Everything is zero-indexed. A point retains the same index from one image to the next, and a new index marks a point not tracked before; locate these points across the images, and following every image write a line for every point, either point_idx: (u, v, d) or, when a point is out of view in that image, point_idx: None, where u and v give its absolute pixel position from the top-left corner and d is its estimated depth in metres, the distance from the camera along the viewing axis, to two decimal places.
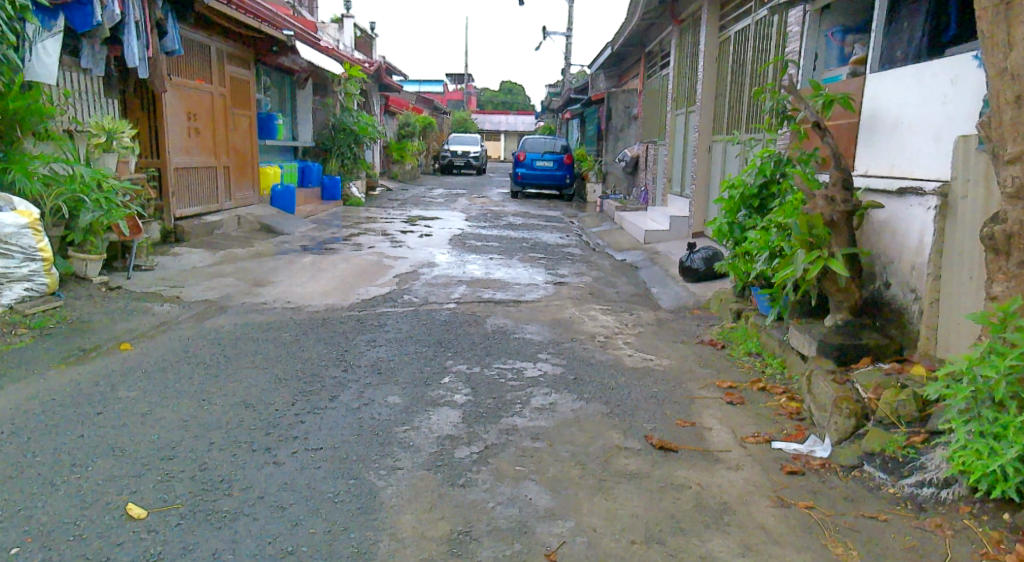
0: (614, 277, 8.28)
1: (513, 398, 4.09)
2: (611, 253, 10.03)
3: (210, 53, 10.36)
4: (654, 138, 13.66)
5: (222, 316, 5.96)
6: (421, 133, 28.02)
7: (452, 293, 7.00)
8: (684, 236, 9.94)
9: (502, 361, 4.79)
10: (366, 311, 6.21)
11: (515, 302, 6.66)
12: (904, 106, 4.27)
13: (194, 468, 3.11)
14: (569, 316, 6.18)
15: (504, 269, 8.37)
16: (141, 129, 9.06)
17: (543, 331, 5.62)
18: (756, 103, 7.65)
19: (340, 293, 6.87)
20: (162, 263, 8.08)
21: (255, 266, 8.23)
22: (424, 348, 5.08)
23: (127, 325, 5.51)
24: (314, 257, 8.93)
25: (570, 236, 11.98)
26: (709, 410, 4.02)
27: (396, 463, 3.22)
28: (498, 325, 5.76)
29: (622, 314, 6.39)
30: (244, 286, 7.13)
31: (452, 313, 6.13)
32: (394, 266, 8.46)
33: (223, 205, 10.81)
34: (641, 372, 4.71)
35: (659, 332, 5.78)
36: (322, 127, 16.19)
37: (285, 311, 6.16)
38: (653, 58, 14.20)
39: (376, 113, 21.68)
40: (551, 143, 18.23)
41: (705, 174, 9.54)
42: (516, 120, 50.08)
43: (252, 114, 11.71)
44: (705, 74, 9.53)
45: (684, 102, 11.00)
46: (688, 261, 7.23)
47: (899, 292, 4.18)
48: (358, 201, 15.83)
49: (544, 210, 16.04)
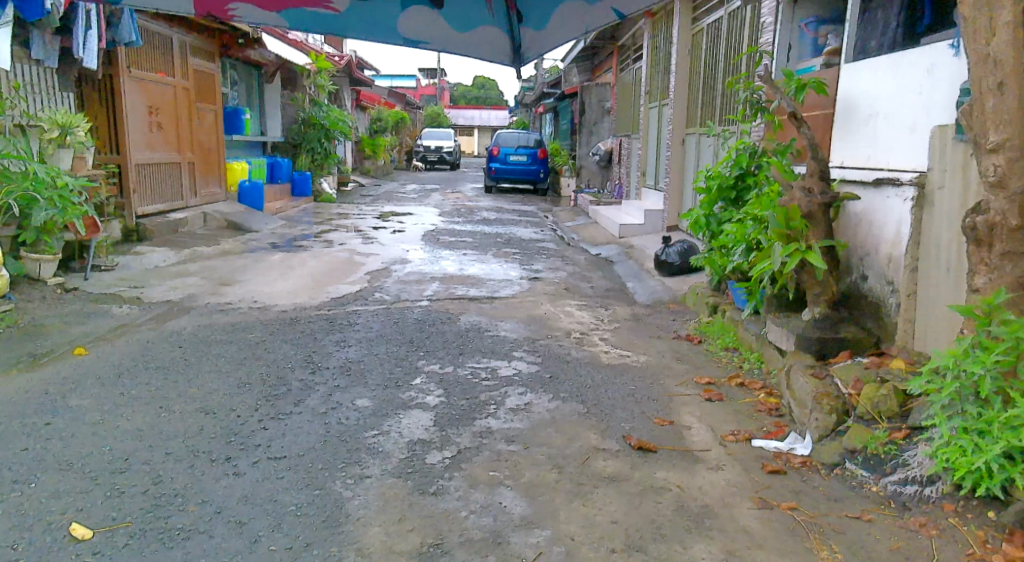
0: (589, 271, 8.18)
1: (487, 399, 3.96)
2: (586, 247, 9.95)
3: (172, 45, 10.09)
4: (627, 132, 13.62)
5: (183, 318, 5.86)
6: (393, 128, 27.86)
7: (426, 290, 6.87)
8: (660, 228, 9.97)
9: (476, 360, 4.67)
10: (336, 309, 6.05)
11: (489, 298, 6.56)
12: (880, 96, 4.19)
13: (147, 482, 2.97)
14: (543, 312, 6.09)
15: (477, 264, 8.26)
16: (100, 124, 8.91)
17: (519, 328, 5.49)
18: (728, 95, 7.60)
19: (309, 292, 6.69)
20: (123, 263, 7.92)
21: (221, 264, 8.06)
22: (395, 347, 4.93)
23: (84, 328, 5.45)
24: (282, 255, 8.73)
25: (544, 230, 11.90)
26: (687, 408, 3.93)
27: (364, 471, 3.08)
28: (473, 322, 5.64)
29: (598, 309, 6.29)
30: (209, 286, 6.96)
31: (424, 311, 6.01)
32: (365, 263, 8.29)
33: (188, 202, 10.56)
34: (618, 369, 4.61)
35: (635, 327, 5.70)
36: (291, 122, 15.97)
37: (251, 312, 6.00)
38: (627, 51, 14.13)
39: (347, 108, 21.45)
40: (525, 137, 18.10)
41: (679, 167, 9.49)
42: (489, 115, 49.94)
43: (217, 110, 11.47)
44: (678, 67, 9.43)
45: (658, 95, 10.90)
46: (663, 254, 7.15)
47: (876, 285, 4.12)
48: (330, 196, 15.65)
49: (518, 205, 15.93)
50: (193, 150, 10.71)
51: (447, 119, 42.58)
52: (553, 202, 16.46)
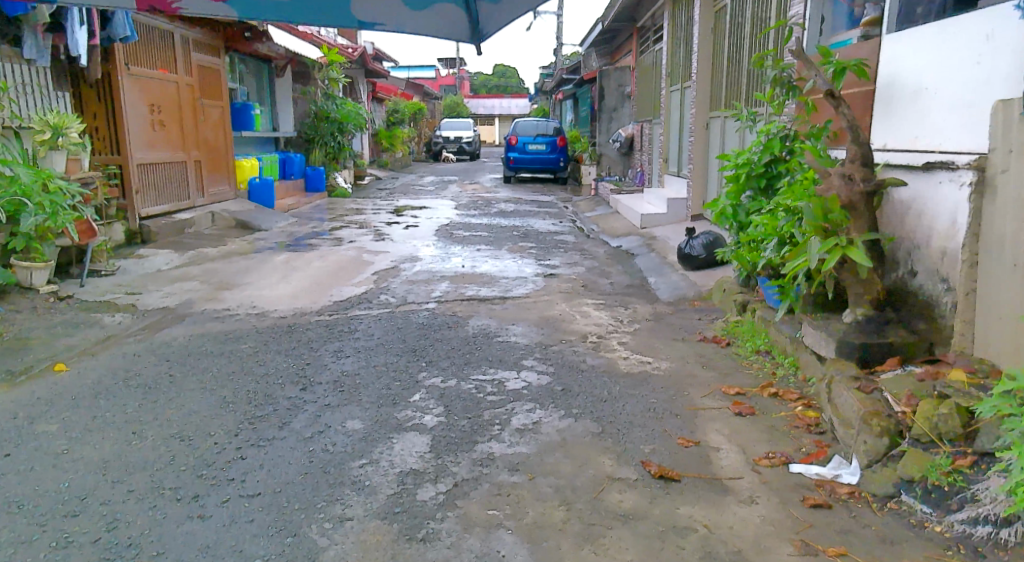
0: (608, 266, 7.75)
1: (491, 418, 3.57)
2: (606, 239, 9.52)
3: (173, 40, 9.80)
4: (648, 117, 13.13)
5: (176, 327, 5.57)
6: (411, 119, 27.55)
7: (434, 291, 6.49)
8: (683, 218, 9.52)
9: (482, 372, 4.28)
10: (338, 314, 5.69)
11: (500, 299, 6.18)
12: (928, 69, 3.71)
13: (100, 528, 2.71)
14: (558, 313, 5.69)
15: (490, 261, 7.88)
16: (99, 124, 8.63)
17: (530, 332, 5.10)
18: (755, 74, 7.11)
19: (311, 295, 6.36)
20: (124, 267, 7.69)
21: (224, 267, 7.78)
22: (395, 357, 4.56)
23: (70, 341, 5.19)
24: (289, 255, 8.41)
25: (563, 221, 11.47)
26: (713, 425, 3.50)
27: (345, 512, 2.74)
28: (481, 326, 5.26)
29: (616, 308, 5.87)
30: (207, 290, 6.66)
31: (430, 314, 5.63)
32: (373, 262, 7.95)
33: (195, 201, 10.30)
34: (637, 379, 4.19)
35: (656, 328, 5.28)
36: (303, 117, 15.69)
37: (249, 319, 5.68)
38: (647, 32, 13.62)
39: (363, 100, 21.17)
40: (544, 125, 17.62)
41: (703, 153, 9.02)
42: (509, 103, 49.44)
43: (224, 105, 11.18)
44: (700, 47, 8.94)
45: (679, 77, 10.41)
46: (687, 247, 6.70)
47: (927, 282, 3.65)
48: (344, 191, 15.33)
49: (537, 195, 15.49)
50: (199, 147, 10.44)
51: (466, 108, 42.14)
52: (573, 192, 16.01)
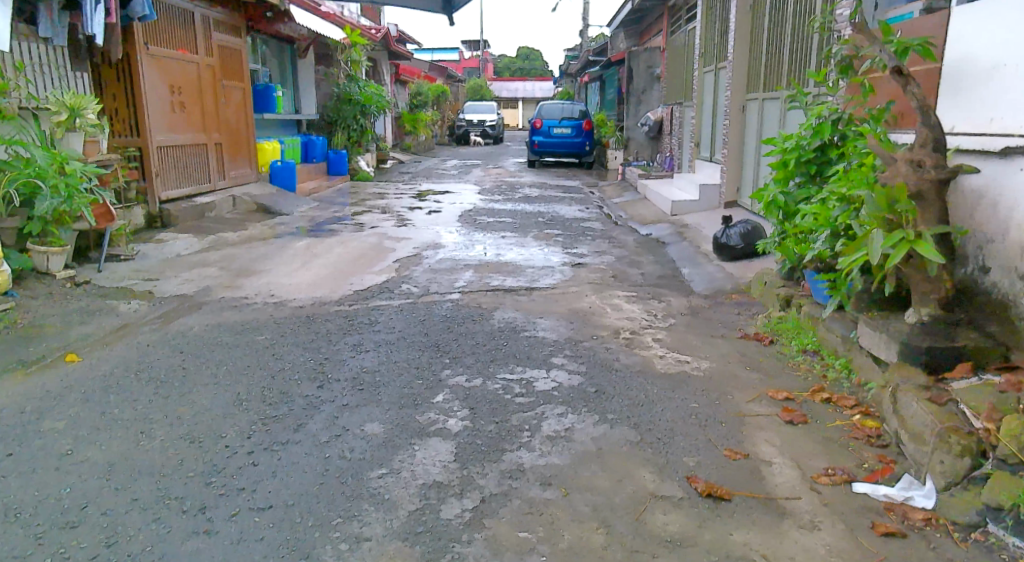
0: (638, 255, 7.44)
1: (520, 423, 3.31)
2: (636, 226, 9.20)
3: (193, 19, 9.57)
4: (679, 100, 12.75)
5: (192, 316, 5.35)
6: (434, 102, 27.24)
7: (458, 280, 6.23)
8: (716, 205, 9.18)
9: (509, 370, 4.01)
10: (358, 305, 5.46)
11: (527, 290, 5.90)
12: (1006, 41, 3.36)
13: (100, 543, 2.49)
14: (589, 306, 5.40)
15: (515, 249, 7.60)
16: (118, 105, 8.44)
17: (559, 327, 4.82)
18: (799, 55, 6.75)
19: (331, 283, 6.12)
20: (142, 252, 7.50)
21: (244, 252, 7.57)
22: (417, 353, 4.31)
23: (84, 330, 4.98)
24: (309, 241, 8.19)
25: (590, 207, 11.16)
26: (762, 434, 3.20)
27: (363, 531, 2.50)
28: (507, 320, 4.99)
29: (649, 301, 5.57)
30: (225, 277, 6.45)
31: (454, 306, 5.37)
32: (395, 249, 7.70)
33: (215, 184, 10.12)
34: (676, 380, 3.91)
35: (693, 324, 4.97)
36: (326, 99, 15.46)
37: (267, 309, 5.45)
38: (679, 12, 13.21)
39: (385, 82, 20.89)
40: (569, 108, 17.26)
41: (738, 138, 8.66)
42: (533, 86, 48.93)
43: (245, 86, 10.96)
44: (738, 26, 8.55)
45: (713, 59, 10.03)
46: (723, 237, 6.38)
47: (1000, 281, 3.32)
48: (367, 174, 15.10)
49: (562, 180, 15.16)
50: (220, 129, 10.23)
51: (490, 91, 41.68)
52: (599, 176, 15.66)
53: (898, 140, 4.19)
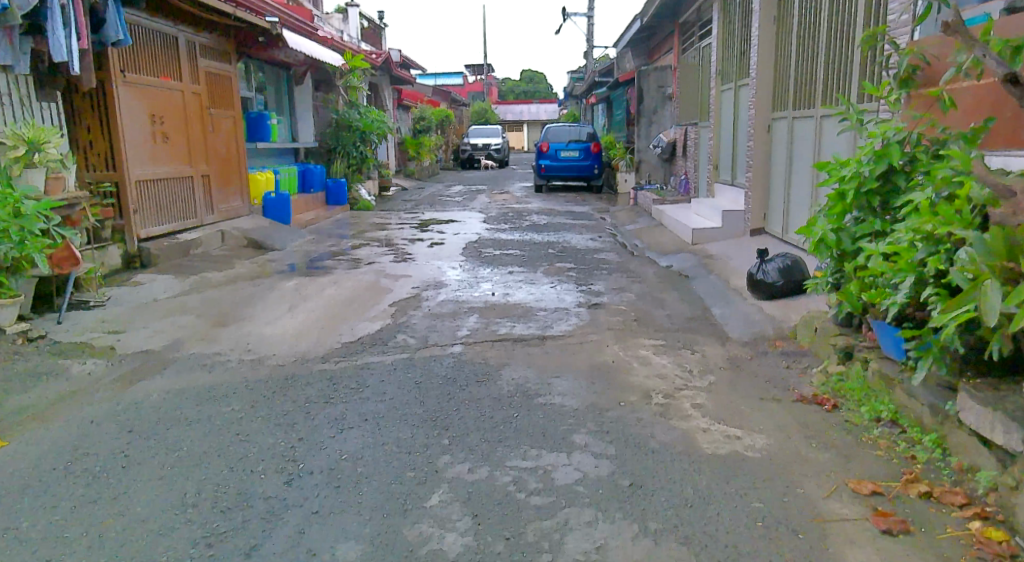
0: (661, 291, 6.70)
1: (537, 541, 2.58)
2: (655, 257, 8.49)
3: (178, 46, 8.98)
4: (694, 119, 12.10)
5: (154, 377, 4.62)
6: (437, 127, 26.70)
7: (461, 327, 5.50)
8: (740, 232, 8.48)
9: (522, 454, 3.27)
10: (345, 362, 4.73)
11: (540, 339, 5.16)
12: None
13: None
14: (612, 359, 4.65)
15: (525, 287, 6.88)
16: (93, 138, 7.75)
17: (579, 391, 4.07)
18: (840, 69, 6.07)
19: (319, 334, 5.39)
20: (117, 297, 6.82)
21: (227, 295, 6.87)
22: (410, 431, 3.56)
23: (25, 399, 4.25)
24: (299, 281, 7.50)
25: (603, 235, 10.44)
26: (856, 555, 2.47)
27: None
28: (518, 381, 4.25)
29: (681, 352, 4.82)
30: (201, 327, 5.73)
31: (456, 363, 4.63)
32: (392, 289, 6.99)
33: (203, 219, 9.45)
34: (730, 463, 3.15)
35: (736, 381, 4.23)
36: (324, 126, 14.85)
37: (242, 367, 4.71)
38: (690, 29, 12.63)
39: (387, 107, 20.32)
40: (576, 131, 16.62)
41: (764, 160, 7.99)
42: (538, 109, 48.55)
43: (235, 115, 10.33)
44: (761, 40, 7.91)
45: (733, 75, 9.38)
46: (760, 273, 5.66)
47: None
48: (367, 203, 14.41)
49: (571, 205, 14.46)
50: (208, 161, 9.59)
51: (495, 115, 41.07)
52: (609, 201, 14.94)
53: (1008, 164, 3.59)
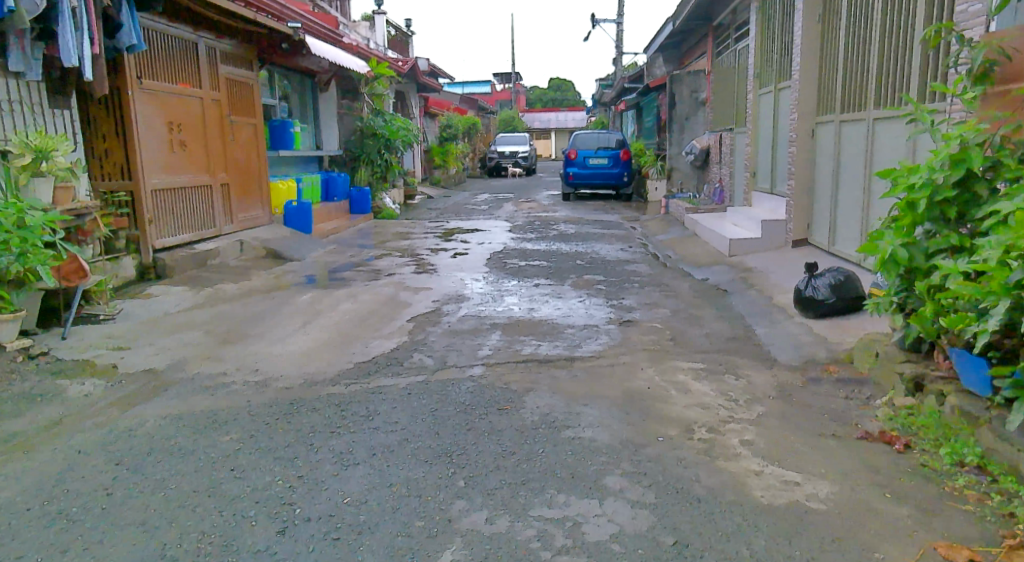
0: (698, 307, 6.25)
1: None
2: (689, 269, 8.05)
3: (197, 52, 8.71)
4: (729, 125, 11.63)
5: (151, 401, 4.26)
6: (464, 135, 26.42)
7: (483, 346, 5.11)
8: (781, 244, 8.01)
9: (548, 501, 2.87)
10: (356, 386, 4.36)
11: (568, 361, 4.75)
12: None
13: None
14: (647, 385, 4.22)
15: (551, 302, 6.47)
16: (107, 146, 7.48)
17: (610, 423, 3.65)
18: (897, 69, 5.61)
19: (330, 354, 5.03)
20: (127, 309, 6.52)
21: (240, 309, 6.54)
22: (422, 469, 3.18)
23: (10, 426, 3.91)
24: (315, 294, 7.16)
25: (633, 246, 10.00)
26: None
27: None
28: (544, 411, 3.84)
29: (724, 377, 4.38)
30: (208, 345, 5.38)
31: (476, 388, 4.23)
32: (411, 303, 6.62)
33: (221, 229, 9.18)
34: (789, 519, 2.73)
35: (787, 413, 3.79)
36: (348, 133, 14.59)
37: (246, 389, 4.35)
38: (725, 32, 12.18)
39: (413, 114, 20.06)
40: (605, 138, 16.20)
41: (807, 167, 7.54)
42: (566, 117, 48.19)
43: (257, 122, 10.08)
44: (805, 40, 7.44)
45: (772, 79, 8.92)
46: (808, 289, 5.23)
47: None
48: (392, 212, 14.10)
49: (599, 214, 14.03)
50: (227, 170, 9.32)
51: (522, 123, 40.77)
52: (639, 209, 14.50)
53: None
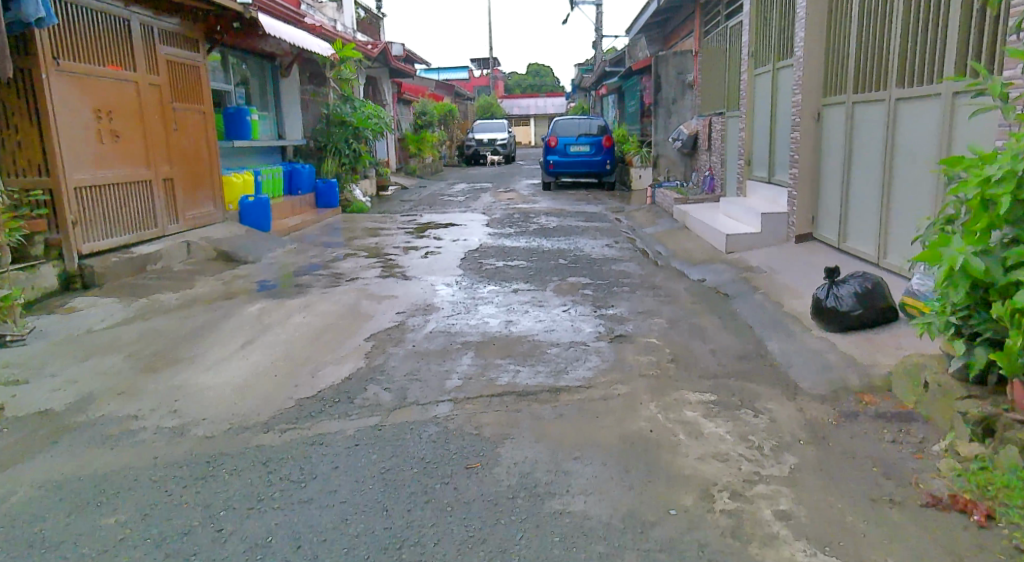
0: (699, 316, 5.48)
1: None
2: (684, 267, 7.29)
3: (129, 30, 7.75)
4: (720, 109, 10.87)
5: (36, 455, 3.40)
6: (441, 122, 25.48)
7: (451, 374, 4.30)
8: (783, 239, 7.27)
9: None
10: (294, 433, 3.55)
11: (552, 392, 3.96)
12: None
13: None
14: (649, 428, 3.44)
15: (532, 312, 5.67)
16: (21, 138, 6.55)
17: (607, 489, 2.88)
18: (931, 39, 4.85)
19: (268, 386, 4.20)
20: (43, 325, 5.63)
21: (175, 324, 5.67)
22: None
23: None
24: (265, 304, 6.31)
25: (620, 241, 9.22)
26: None
27: None
28: (523, 470, 3.05)
29: (742, 413, 3.61)
30: (126, 373, 4.52)
31: (440, 435, 3.43)
32: (373, 314, 5.80)
33: (165, 229, 8.28)
34: None
35: (824, 467, 3.05)
36: (313, 120, 13.66)
37: (155, 440, 3.51)
38: (714, 9, 11.39)
39: (387, 101, 19.18)
40: (587, 124, 15.37)
41: (813, 153, 6.78)
42: (546, 103, 47.26)
43: (206, 110, 9.14)
44: (811, 11, 6.66)
45: (770, 56, 8.14)
46: (830, 300, 4.47)
47: None
48: (361, 205, 13.21)
49: (582, 205, 13.24)
50: (170, 163, 8.39)
51: (500, 109, 39.77)
52: (623, 199, 13.71)
53: None
